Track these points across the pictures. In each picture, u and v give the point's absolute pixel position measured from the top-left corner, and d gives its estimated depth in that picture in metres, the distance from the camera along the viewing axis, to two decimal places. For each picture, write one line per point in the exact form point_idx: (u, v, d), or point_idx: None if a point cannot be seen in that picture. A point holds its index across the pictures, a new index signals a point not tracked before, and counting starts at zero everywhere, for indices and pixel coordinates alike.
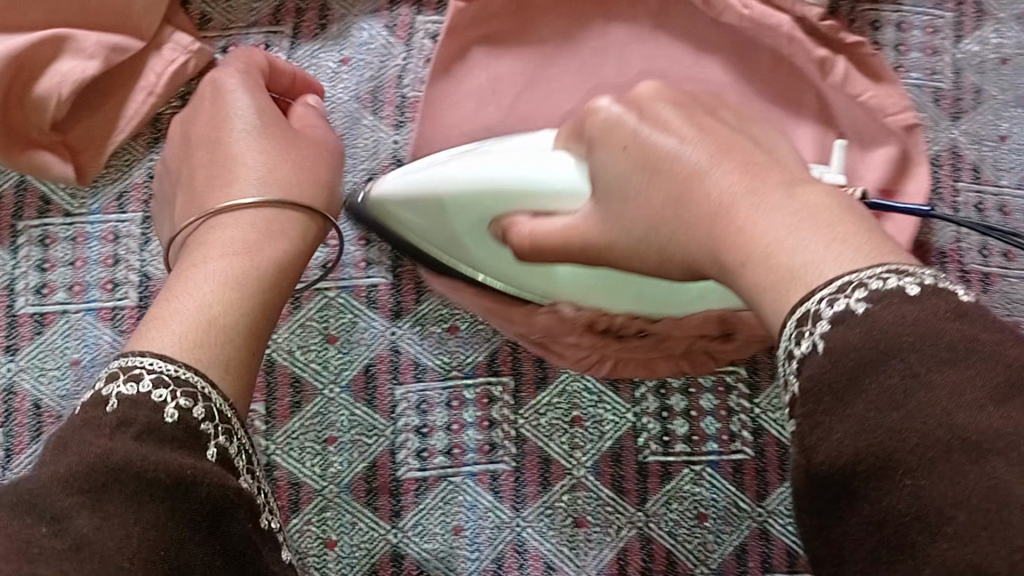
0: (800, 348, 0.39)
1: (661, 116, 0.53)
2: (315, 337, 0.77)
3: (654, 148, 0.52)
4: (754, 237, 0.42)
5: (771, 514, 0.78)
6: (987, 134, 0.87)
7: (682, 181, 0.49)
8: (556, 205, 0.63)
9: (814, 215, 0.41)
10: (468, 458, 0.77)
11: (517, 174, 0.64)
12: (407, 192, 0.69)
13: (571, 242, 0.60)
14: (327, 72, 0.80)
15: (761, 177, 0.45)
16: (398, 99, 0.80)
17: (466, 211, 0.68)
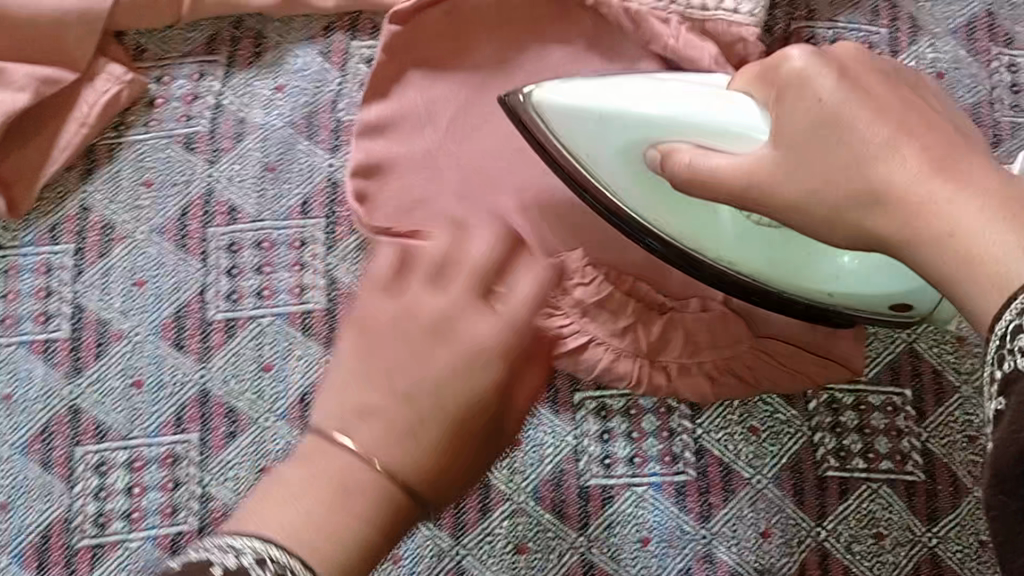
0: (1002, 369, 0.35)
1: (867, 78, 0.48)
2: (249, 365, 0.76)
3: (843, 108, 0.46)
4: (946, 210, 0.41)
5: (715, 536, 0.77)
6: None
7: (870, 150, 0.45)
8: (734, 146, 0.54)
9: (1015, 197, 0.39)
10: None
11: (674, 109, 0.57)
12: (568, 105, 0.61)
13: (731, 179, 0.52)
14: (261, 99, 0.80)
15: (954, 161, 0.42)
16: (333, 124, 0.80)
17: (627, 131, 0.60)
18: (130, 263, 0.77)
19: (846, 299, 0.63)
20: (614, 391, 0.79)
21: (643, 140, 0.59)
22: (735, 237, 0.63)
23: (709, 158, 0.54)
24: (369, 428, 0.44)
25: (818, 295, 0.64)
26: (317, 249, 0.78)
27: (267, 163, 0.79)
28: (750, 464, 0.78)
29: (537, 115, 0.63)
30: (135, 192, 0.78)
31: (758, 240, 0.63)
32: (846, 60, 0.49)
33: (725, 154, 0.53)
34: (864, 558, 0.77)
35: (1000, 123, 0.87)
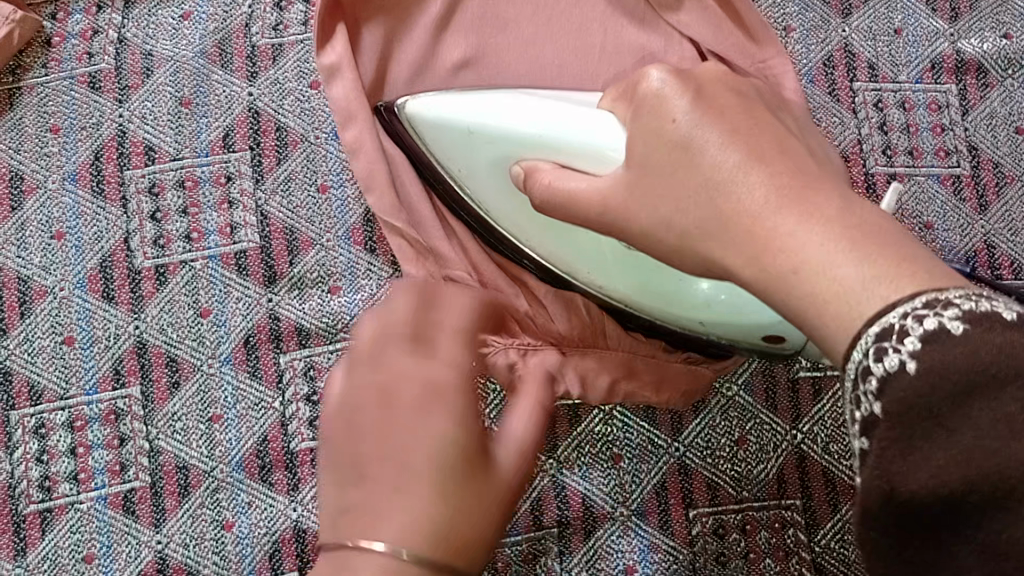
0: (880, 367, 0.31)
1: (723, 99, 0.44)
2: (185, 312, 0.72)
3: (695, 136, 0.42)
4: (800, 248, 0.35)
5: (689, 448, 0.75)
6: (881, 29, 0.83)
7: (718, 177, 0.40)
8: (587, 168, 0.50)
9: (877, 236, 0.34)
10: None
11: (541, 126, 0.53)
12: (436, 118, 0.58)
13: (586, 205, 0.48)
14: (168, 29, 0.76)
15: (808, 190, 0.37)
16: (248, 50, 0.75)
17: (491, 148, 0.56)
18: (45, 216, 0.72)
19: (717, 331, 0.59)
20: None
21: (511, 157, 0.55)
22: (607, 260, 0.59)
23: (564, 183, 0.49)
24: None
25: (689, 322, 0.59)
26: (244, 183, 0.74)
27: (182, 97, 0.75)
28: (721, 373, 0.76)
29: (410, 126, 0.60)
30: (42, 139, 0.73)
31: (628, 268, 0.58)
32: (705, 82, 0.45)
33: (578, 177, 0.49)
34: (841, 458, 0.75)
35: None
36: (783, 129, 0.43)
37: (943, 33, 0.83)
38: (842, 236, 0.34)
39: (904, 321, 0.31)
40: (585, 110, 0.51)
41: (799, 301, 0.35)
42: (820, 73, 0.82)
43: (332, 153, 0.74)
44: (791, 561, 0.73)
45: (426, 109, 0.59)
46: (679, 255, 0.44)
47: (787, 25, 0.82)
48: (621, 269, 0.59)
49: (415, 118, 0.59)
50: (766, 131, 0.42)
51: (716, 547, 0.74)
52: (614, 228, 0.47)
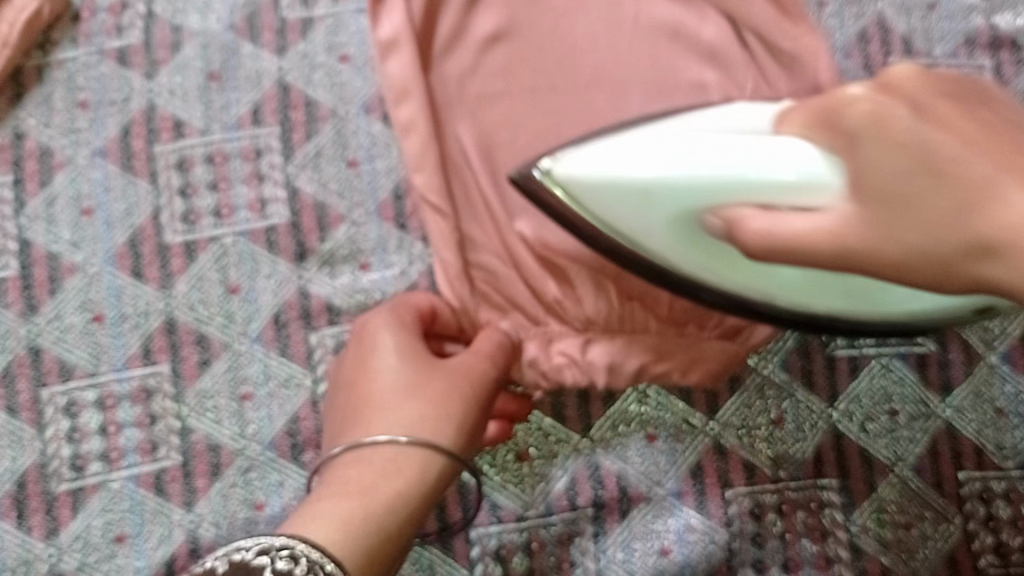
0: None
1: (941, 109, 0.46)
2: (215, 288, 0.71)
3: (932, 148, 0.45)
4: None
5: (725, 427, 0.74)
6: (916, 3, 0.82)
7: (972, 187, 0.43)
8: (807, 201, 0.48)
9: None
10: None
11: (739, 168, 0.48)
12: (600, 178, 0.52)
13: (818, 245, 0.47)
14: (197, 3, 0.74)
15: None
16: (277, 24, 0.74)
17: (674, 201, 0.51)
18: (75, 192, 0.72)
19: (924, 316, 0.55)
20: None
21: (701, 209, 0.51)
22: (776, 286, 0.55)
23: (785, 218, 0.48)
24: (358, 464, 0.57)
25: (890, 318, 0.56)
26: (274, 158, 0.73)
27: (211, 72, 0.73)
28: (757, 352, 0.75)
29: (564, 194, 0.54)
30: (70, 114, 0.73)
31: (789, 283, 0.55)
32: (908, 87, 0.47)
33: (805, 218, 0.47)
34: (878, 437, 0.75)
35: None
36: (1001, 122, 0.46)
37: (979, 7, 0.82)
38: None
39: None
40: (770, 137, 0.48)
41: None
42: (854, 47, 0.81)
43: (362, 130, 0.73)
44: (828, 542, 0.73)
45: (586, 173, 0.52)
46: (944, 278, 0.45)
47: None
48: (809, 289, 0.55)
49: (569, 184, 0.53)
50: (1001, 138, 0.44)
51: (753, 527, 0.73)
52: (852, 258, 0.47)
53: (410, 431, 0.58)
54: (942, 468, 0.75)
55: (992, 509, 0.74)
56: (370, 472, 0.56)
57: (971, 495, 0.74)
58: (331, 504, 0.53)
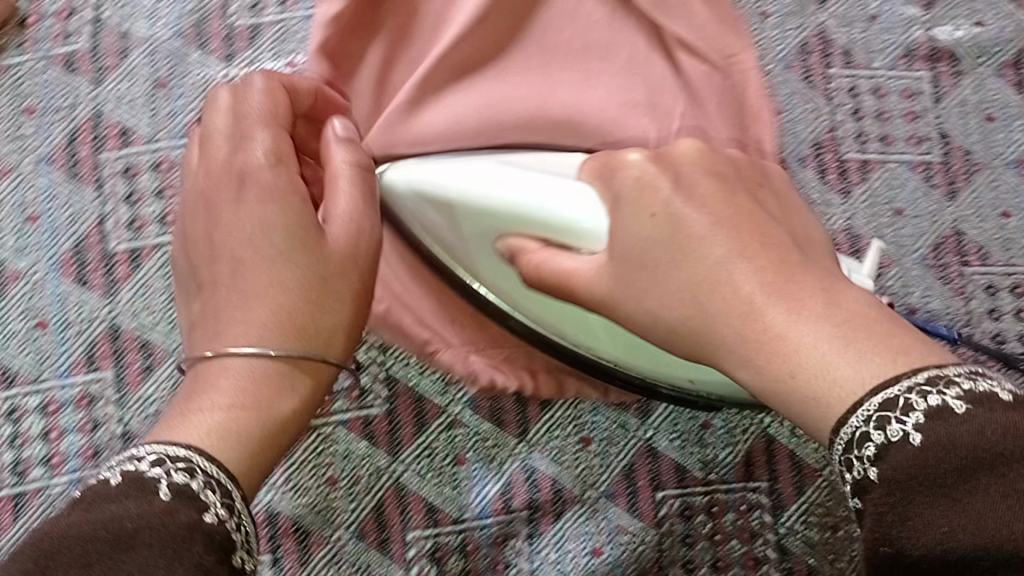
0: (881, 434, 0.35)
1: (703, 187, 0.47)
2: (159, 296, 0.72)
3: (680, 217, 0.45)
4: (786, 335, 0.39)
5: (657, 431, 0.76)
6: (857, 14, 0.83)
7: (705, 273, 0.43)
8: (571, 243, 0.51)
9: (863, 330, 0.38)
10: (338, 406, 0.73)
11: (534, 197, 0.52)
12: (410, 189, 0.58)
13: (578, 284, 0.49)
14: (144, 10, 0.75)
15: (790, 284, 0.41)
16: (224, 31, 0.75)
17: (471, 222, 0.56)
18: (19, 198, 0.72)
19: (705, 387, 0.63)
20: None
21: (492, 232, 0.56)
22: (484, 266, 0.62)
23: (557, 256, 0.50)
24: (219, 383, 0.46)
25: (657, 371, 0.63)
26: None
27: (158, 79, 0.74)
28: None
29: (389, 193, 0.60)
30: (15, 120, 0.73)
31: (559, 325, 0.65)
32: (680, 164, 0.48)
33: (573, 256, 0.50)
34: (809, 441, 0.77)
35: None
36: (779, 229, 0.45)
37: (918, 20, 0.84)
38: (742, 253, 0.43)
39: (909, 395, 0.34)
40: (568, 184, 0.52)
41: (748, 345, 0.41)
42: (795, 58, 0.82)
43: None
44: (756, 543, 0.75)
45: (401, 174, 0.59)
46: (670, 335, 0.46)
47: (763, 9, 0.83)
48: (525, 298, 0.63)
49: (387, 185, 0.59)
50: (747, 221, 0.45)
51: (682, 528, 0.75)
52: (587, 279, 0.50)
53: (291, 336, 0.47)
54: None
55: None
56: (242, 391, 0.46)
57: None
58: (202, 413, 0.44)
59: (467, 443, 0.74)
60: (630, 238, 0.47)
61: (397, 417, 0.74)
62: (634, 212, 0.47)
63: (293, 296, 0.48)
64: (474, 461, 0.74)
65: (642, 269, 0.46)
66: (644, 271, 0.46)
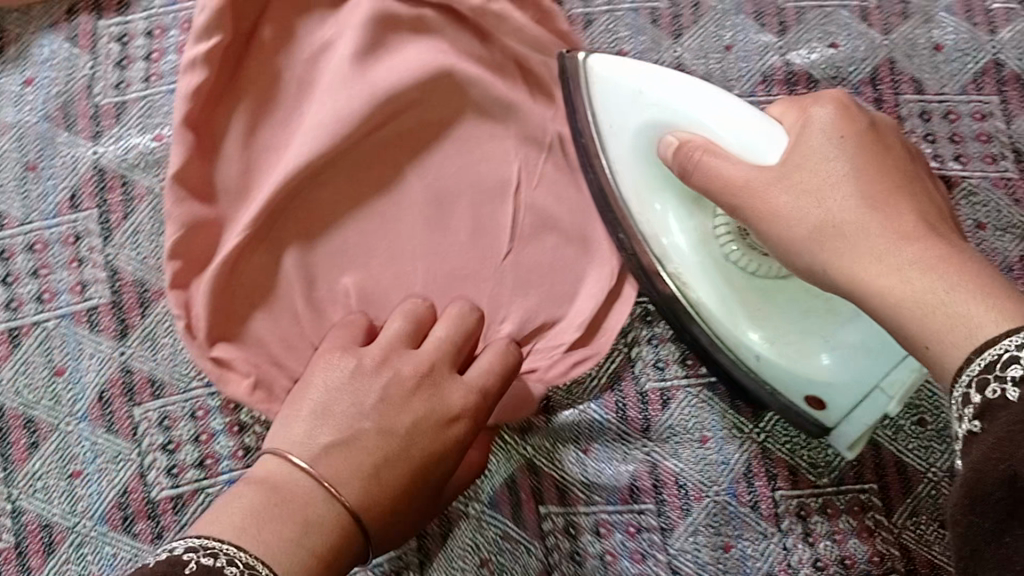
0: (986, 394, 0.41)
1: (869, 159, 0.56)
2: (40, 371, 0.74)
3: (830, 159, 0.56)
4: (879, 276, 0.51)
5: (540, 453, 0.80)
6: (712, 46, 0.86)
7: (832, 224, 0.54)
8: (735, 153, 0.59)
9: (971, 283, 0.47)
10: (224, 467, 0.73)
11: (720, 123, 0.61)
12: (609, 81, 0.66)
13: (729, 180, 0.58)
14: (11, 96, 0.78)
15: (916, 233, 0.52)
16: (91, 110, 0.78)
17: (655, 112, 0.64)
18: None
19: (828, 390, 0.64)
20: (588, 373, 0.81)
21: (670, 130, 0.63)
22: (714, 260, 0.68)
23: (711, 163, 0.59)
24: (343, 480, 0.59)
25: (799, 384, 0.65)
26: (93, 241, 0.76)
27: (28, 161, 0.77)
28: (569, 389, 0.80)
29: (584, 80, 0.67)
30: None
31: (747, 298, 0.67)
32: (874, 133, 0.57)
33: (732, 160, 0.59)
34: (692, 462, 0.79)
35: (781, 11, 0.88)
36: (914, 202, 0.54)
37: (773, 46, 0.87)
38: (900, 238, 0.52)
39: (1018, 351, 0.41)
40: (752, 116, 0.60)
41: (873, 298, 0.51)
42: None
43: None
44: (647, 564, 0.77)
45: (604, 74, 0.66)
46: (806, 239, 0.56)
47: (620, 49, 0.85)
48: (705, 273, 0.69)
49: (587, 71, 0.66)
50: (891, 186, 0.55)
51: (569, 545, 0.78)
52: (759, 209, 0.57)
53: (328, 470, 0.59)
54: (756, 491, 0.78)
55: (809, 525, 0.78)
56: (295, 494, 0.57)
57: (788, 513, 0.78)
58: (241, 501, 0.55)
59: None
60: (814, 147, 0.57)
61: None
62: (813, 171, 0.56)
63: (362, 461, 0.60)
64: None
65: (798, 166, 0.57)
66: (810, 195, 0.56)
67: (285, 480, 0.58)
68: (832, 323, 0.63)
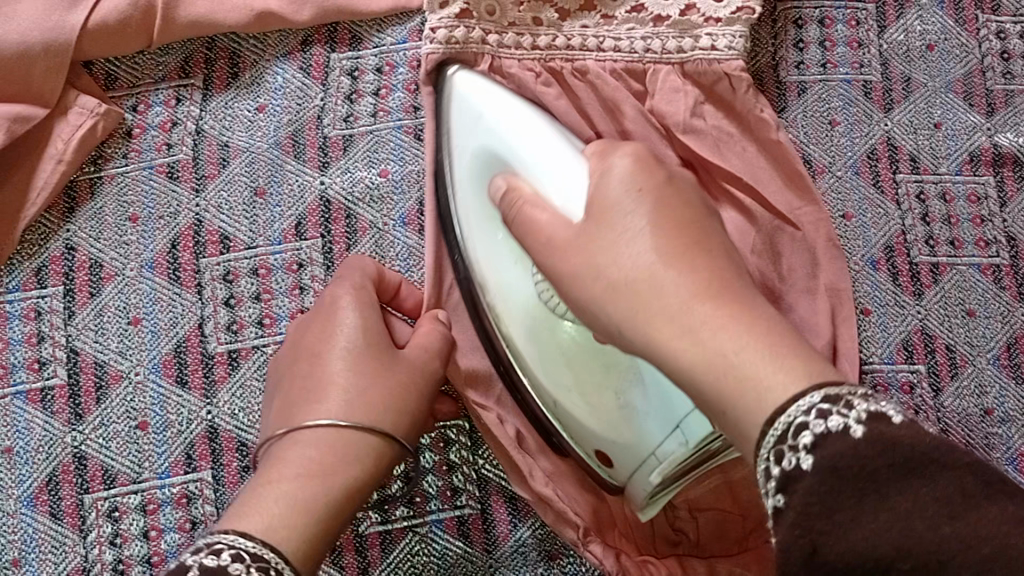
0: (809, 435, 0.40)
1: (672, 201, 0.52)
2: (256, 396, 0.73)
3: (621, 207, 0.52)
4: (706, 341, 0.45)
5: None
6: (921, 122, 0.86)
7: (633, 281, 0.49)
8: (555, 203, 0.58)
9: (782, 347, 0.44)
10: (432, 506, 0.73)
11: (538, 173, 0.61)
12: (468, 96, 0.68)
13: (545, 232, 0.56)
14: (243, 121, 0.78)
15: (719, 289, 0.47)
16: (320, 140, 0.78)
17: (494, 151, 0.65)
18: (123, 301, 0.75)
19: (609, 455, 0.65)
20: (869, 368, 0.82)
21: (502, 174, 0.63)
22: (521, 296, 0.67)
23: (534, 212, 0.57)
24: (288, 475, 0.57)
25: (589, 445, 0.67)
26: (315, 270, 0.76)
27: (257, 187, 0.77)
28: None
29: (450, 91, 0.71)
30: (121, 228, 0.76)
31: (552, 345, 0.66)
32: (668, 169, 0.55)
33: (544, 207, 0.57)
34: None
35: (991, 91, 0.87)
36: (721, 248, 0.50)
37: (980, 127, 0.86)
38: (703, 295, 0.47)
39: (809, 416, 0.40)
40: (572, 165, 0.60)
41: (704, 392, 0.46)
42: (864, 165, 0.85)
43: (399, 244, 0.77)
44: None
45: (463, 92, 0.69)
46: (609, 299, 0.51)
47: (832, 118, 0.85)
48: (526, 324, 0.67)
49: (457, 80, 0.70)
50: (691, 228, 0.51)
51: None
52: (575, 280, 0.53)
53: (349, 413, 0.60)
54: None
55: None
56: (274, 492, 0.55)
57: None
58: (258, 500, 0.55)
59: (564, 553, 0.73)
60: (611, 197, 0.53)
61: (492, 514, 0.74)
62: (613, 222, 0.52)
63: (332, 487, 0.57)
64: (568, 558, 0.74)
65: (598, 223, 0.53)
66: (616, 286, 0.50)
67: (292, 481, 0.56)
68: (623, 389, 0.64)
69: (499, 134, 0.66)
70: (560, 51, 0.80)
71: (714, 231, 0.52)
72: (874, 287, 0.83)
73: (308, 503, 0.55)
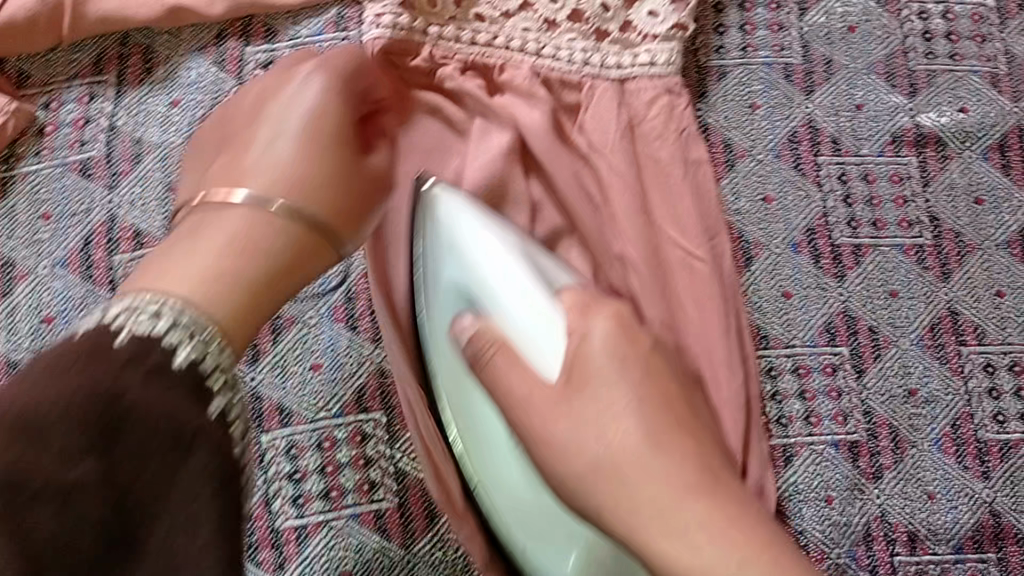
0: None
1: (648, 363, 0.56)
2: None
3: (592, 372, 0.55)
4: (675, 519, 0.50)
5: None
6: (843, 104, 0.86)
7: (609, 459, 0.52)
8: (541, 368, 0.57)
9: (748, 540, 0.49)
10: (348, 500, 0.73)
11: (518, 322, 0.59)
12: (452, 217, 0.65)
13: (512, 388, 0.57)
14: (157, 116, 0.78)
15: (709, 486, 0.51)
16: None
17: (468, 287, 0.63)
18: (35, 300, 0.74)
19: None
20: (782, 350, 0.82)
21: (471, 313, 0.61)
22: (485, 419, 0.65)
23: (518, 364, 0.57)
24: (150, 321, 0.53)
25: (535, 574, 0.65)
26: None
27: (170, 183, 0.77)
28: (782, 424, 0.81)
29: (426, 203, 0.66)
30: (34, 226, 0.76)
31: (514, 475, 0.65)
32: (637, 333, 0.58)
33: (520, 373, 0.57)
34: (816, 520, 0.79)
35: (913, 72, 0.87)
36: (709, 440, 0.55)
37: (903, 107, 0.87)
38: (692, 493, 0.51)
39: None
40: (553, 330, 0.58)
41: (653, 558, 0.50)
42: (784, 147, 0.85)
43: (325, 334, 0.77)
44: None
45: (447, 205, 0.65)
46: (590, 480, 0.53)
47: (752, 102, 0.85)
48: (493, 445, 0.65)
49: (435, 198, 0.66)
50: (671, 406, 0.55)
51: None
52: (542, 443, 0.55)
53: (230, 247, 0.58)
54: (876, 553, 0.79)
55: None
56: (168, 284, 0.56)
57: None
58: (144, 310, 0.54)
59: None
60: (593, 366, 0.56)
61: (409, 509, 0.74)
62: (592, 398, 0.55)
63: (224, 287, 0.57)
64: None
65: (580, 391, 0.55)
66: (596, 470, 0.53)
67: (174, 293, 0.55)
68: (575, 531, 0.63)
69: (471, 269, 0.63)
70: (498, 48, 0.79)
71: (697, 402, 0.58)
72: (795, 270, 0.83)
73: (203, 286, 0.56)
